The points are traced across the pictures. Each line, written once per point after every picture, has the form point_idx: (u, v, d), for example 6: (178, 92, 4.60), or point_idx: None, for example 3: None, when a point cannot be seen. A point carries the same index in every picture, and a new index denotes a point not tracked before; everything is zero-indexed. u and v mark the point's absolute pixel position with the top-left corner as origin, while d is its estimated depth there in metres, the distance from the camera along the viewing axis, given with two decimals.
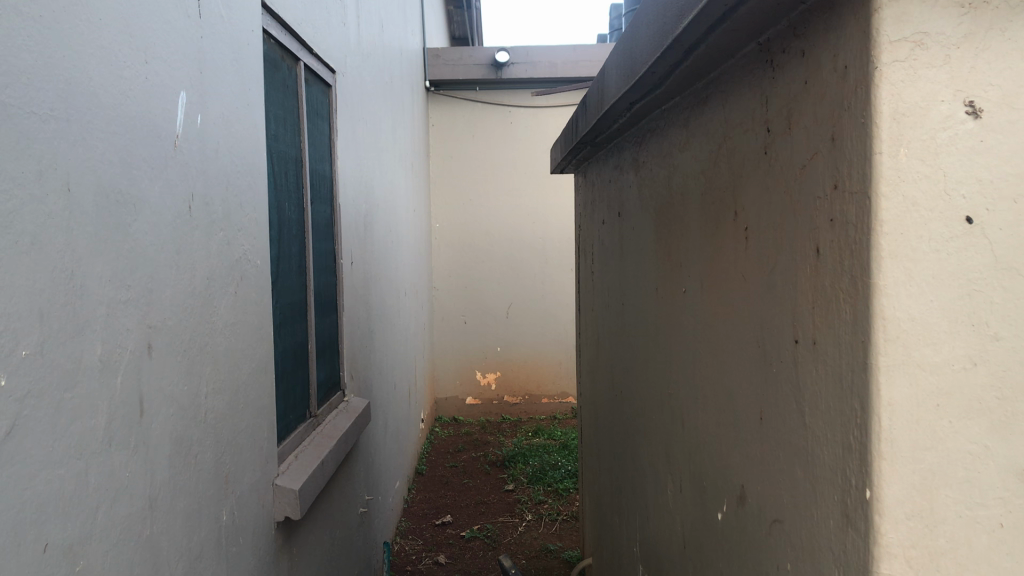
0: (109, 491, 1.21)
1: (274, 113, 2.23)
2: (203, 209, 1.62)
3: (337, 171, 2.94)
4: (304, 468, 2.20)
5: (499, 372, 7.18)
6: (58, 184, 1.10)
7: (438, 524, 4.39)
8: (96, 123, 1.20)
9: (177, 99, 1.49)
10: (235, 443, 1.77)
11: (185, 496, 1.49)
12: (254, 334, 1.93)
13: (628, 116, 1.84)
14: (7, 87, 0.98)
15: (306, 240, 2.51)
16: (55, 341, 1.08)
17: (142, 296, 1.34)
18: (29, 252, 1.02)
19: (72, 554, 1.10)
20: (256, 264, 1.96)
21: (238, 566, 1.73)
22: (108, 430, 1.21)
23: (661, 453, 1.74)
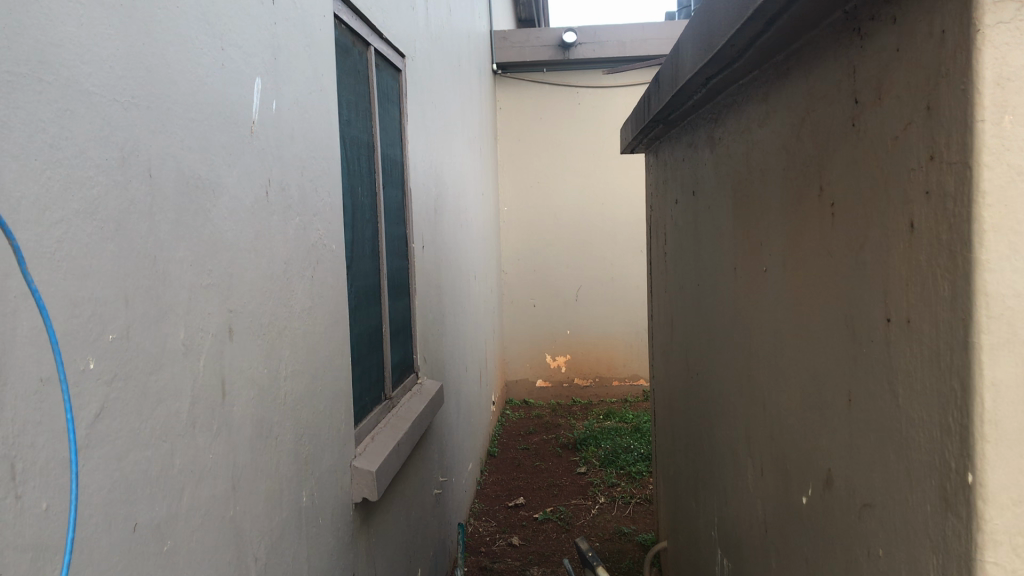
0: (194, 473, 1.23)
1: (346, 99, 2.24)
2: (280, 194, 1.64)
3: (407, 155, 2.95)
4: (380, 450, 2.21)
5: (569, 355, 7.16)
6: (141, 171, 1.11)
7: (511, 506, 4.41)
8: (176, 111, 1.22)
9: (252, 86, 1.51)
10: (314, 425, 1.79)
11: (266, 477, 1.51)
12: (331, 318, 1.95)
13: (703, 92, 1.81)
14: (90, 75, 1.00)
15: (379, 225, 2.53)
16: (140, 326, 1.10)
17: (223, 280, 1.37)
18: (114, 237, 1.04)
19: (160, 535, 1.13)
20: (332, 248, 1.98)
21: (318, 547, 1.76)
22: (192, 413, 1.24)
23: (739, 435, 1.72)
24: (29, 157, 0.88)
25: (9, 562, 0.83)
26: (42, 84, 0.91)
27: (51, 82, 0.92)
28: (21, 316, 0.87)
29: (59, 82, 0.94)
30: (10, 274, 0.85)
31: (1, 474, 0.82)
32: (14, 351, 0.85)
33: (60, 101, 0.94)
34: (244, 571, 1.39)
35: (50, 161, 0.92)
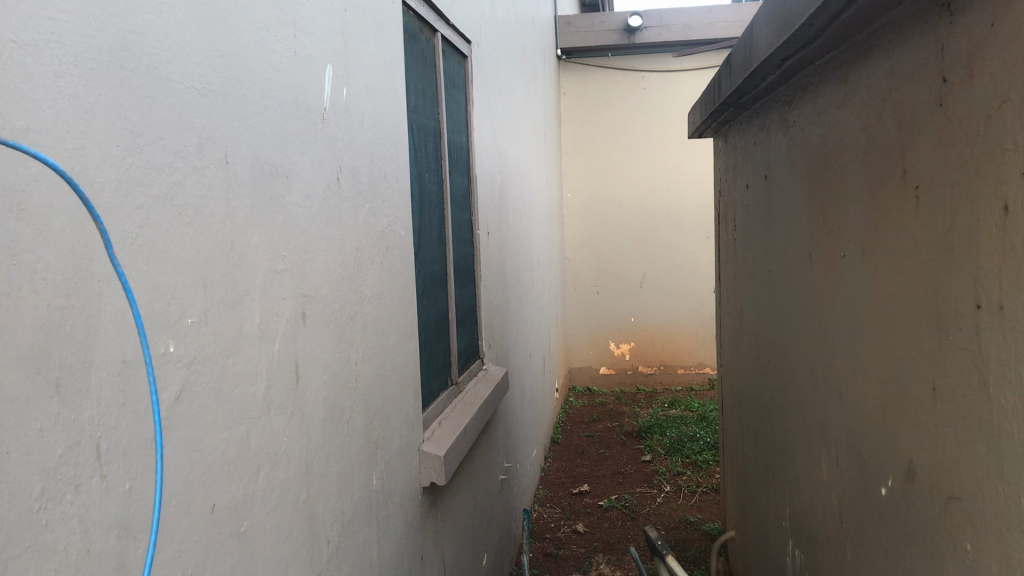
0: (269, 455, 1.25)
1: (414, 86, 2.25)
2: (351, 181, 1.65)
3: (473, 141, 2.95)
4: (447, 436, 2.22)
5: (633, 343, 7.12)
6: (218, 158, 1.13)
7: (575, 493, 4.41)
8: (251, 98, 1.23)
9: (324, 72, 1.52)
10: (384, 409, 1.81)
11: (338, 461, 1.53)
12: (399, 303, 1.96)
13: (777, 74, 1.77)
14: (169, 62, 1.01)
15: (445, 211, 2.53)
16: (218, 310, 1.12)
17: (297, 265, 1.38)
18: (192, 224, 1.06)
19: (237, 516, 1.15)
20: (400, 235, 1.99)
21: (388, 530, 1.78)
22: (267, 396, 1.25)
23: (813, 424, 1.68)
24: (112, 143, 0.90)
25: (95, 540, 0.85)
26: (124, 71, 0.92)
27: (132, 70, 0.94)
28: (105, 300, 0.88)
29: (140, 69, 0.95)
30: (95, 258, 0.87)
31: (87, 455, 0.84)
32: (100, 333, 0.87)
33: (141, 88, 0.96)
34: (317, 552, 1.41)
35: (132, 148, 0.94)
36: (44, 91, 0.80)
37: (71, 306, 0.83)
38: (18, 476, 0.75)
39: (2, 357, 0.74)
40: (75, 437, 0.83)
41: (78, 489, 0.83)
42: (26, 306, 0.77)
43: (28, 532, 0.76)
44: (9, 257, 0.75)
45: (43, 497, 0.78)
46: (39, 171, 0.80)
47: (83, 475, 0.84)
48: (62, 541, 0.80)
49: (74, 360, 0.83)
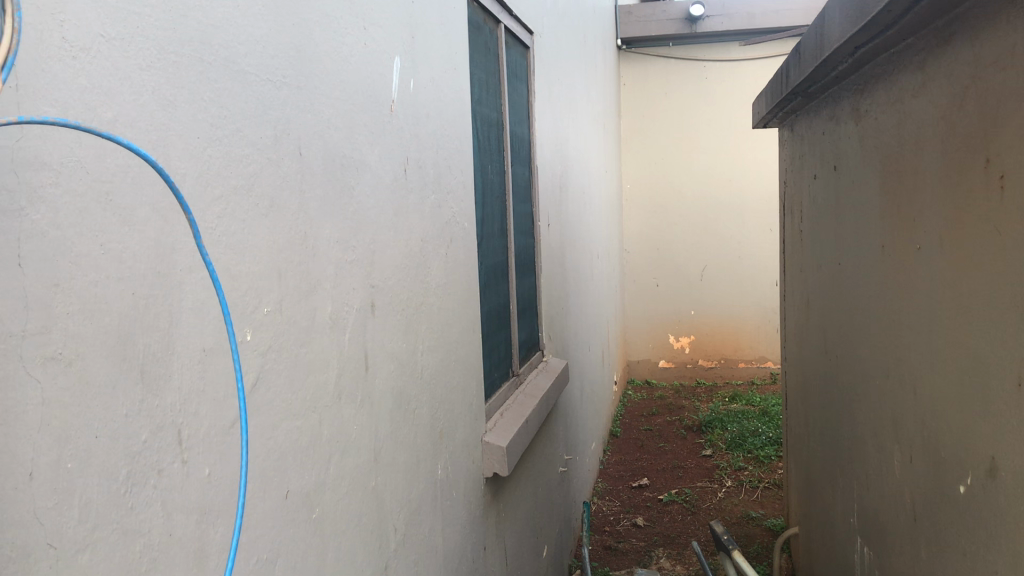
0: (339, 444, 1.27)
1: (478, 77, 2.25)
2: (417, 172, 1.66)
3: (535, 132, 2.94)
4: (509, 427, 2.23)
5: (693, 336, 7.04)
6: (291, 150, 1.14)
7: (635, 487, 4.39)
8: (323, 90, 1.24)
9: (392, 64, 1.53)
10: (448, 400, 1.82)
11: (405, 449, 1.54)
12: (463, 294, 1.97)
13: (849, 62, 1.73)
14: (246, 55, 1.03)
15: (508, 202, 2.54)
16: (291, 300, 1.13)
17: (366, 257, 1.40)
18: (267, 215, 1.07)
19: (309, 502, 1.16)
20: (464, 226, 1.99)
21: (453, 519, 1.79)
22: (337, 385, 1.27)
23: (886, 419, 1.65)
24: (192, 136, 0.92)
25: (176, 524, 0.87)
26: (203, 64, 0.94)
27: (211, 62, 0.95)
28: (187, 289, 0.90)
29: (218, 62, 0.97)
30: (177, 247, 0.89)
31: (168, 441, 0.86)
32: (182, 322, 0.89)
33: (220, 81, 0.97)
34: (384, 540, 1.42)
35: (211, 139, 0.95)
36: (129, 83, 0.82)
37: (155, 294, 0.85)
38: (105, 461, 0.77)
39: (92, 343, 0.76)
40: (157, 423, 0.84)
41: (160, 474, 0.85)
42: (114, 293, 0.79)
43: (114, 515, 0.78)
44: (97, 246, 0.77)
45: (128, 481, 0.80)
46: (125, 162, 0.81)
47: (165, 460, 0.86)
48: (146, 524, 0.82)
49: (157, 347, 0.85)
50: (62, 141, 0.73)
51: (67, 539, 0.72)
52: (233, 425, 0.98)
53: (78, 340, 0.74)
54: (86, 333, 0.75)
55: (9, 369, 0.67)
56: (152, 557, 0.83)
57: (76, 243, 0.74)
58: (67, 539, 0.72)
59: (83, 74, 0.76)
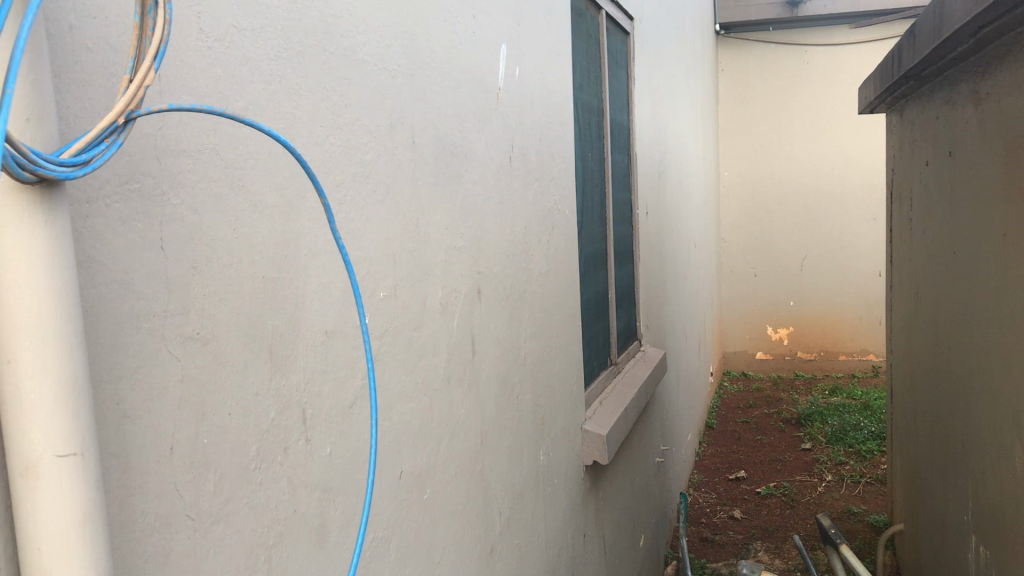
0: (448, 427, 1.29)
1: (580, 64, 2.25)
2: (522, 160, 1.67)
3: (634, 119, 2.92)
4: (609, 415, 2.23)
5: (792, 327, 6.89)
6: (406, 138, 1.16)
7: (731, 480, 4.33)
8: (434, 77, 1.26)
9: (499, 52, 1.53)
10: (550, 387, 1.82)
11: (509, 435, 1.56)
12: (565, 281, 1.97)
13: (970, 43, 1.66)
14: (365, 44, 1.05)
15: (607, 189, 2.53)
16: (405, 285, 1.16)
17: (473, 243, 1.41)
18: (384, 201, 1.10)
19: (421, 484, 1.19)
20: (566, 214, 2.00)
21: (554, 505, 1.80)
22: (447, 369, 1.29)
23: (1005, 414, 1.59)
24: (316, 124, 0.94)
25: (301, 501, 0.90)
26: (325, 54, 0.96)
27: (332, 51, 0.98)
28: (310, 273, 0.93)
29: (339, 52, 0.99)
30: (301, 233, 0.91)
31: (293, 420, 0.89)
32: (306, 305, 0.92)
33: (340, 70, 0.99)
34: (490, 523, 1.44)
35: (332, 127, 0.98)
36: (259, 73, 0.84)
37: (282, 278, 0.88)
38: (236, 437, 0.80)
39: (226, 324, 0.79)
40: (284, 402, 0.87)
41: (286, 451, 0.88)
42: (245, 276, 0.82)
43: (245, 490, 0.81)
44: (230, 230, 0.80)
45: (258, 457, 0.83)
46: (256, 150, 0.84)
47: (291, 438, 0.89)
48: (273, 499, 0.85)
49: (284, 328, 0.88)
50: (199, 128, 0.76)
51: (204, 511, 0.75)
52: (352, 405, 1.01)
53: (214, 320, 0.77)
54: (221, 314, 0.78)
55: (154, 348, 0.70)
56: (279, 531, 0.86)
57: (212, 227, 0.77)
58: (204, 511, 0.75)
59: (218, 64, 0.79)
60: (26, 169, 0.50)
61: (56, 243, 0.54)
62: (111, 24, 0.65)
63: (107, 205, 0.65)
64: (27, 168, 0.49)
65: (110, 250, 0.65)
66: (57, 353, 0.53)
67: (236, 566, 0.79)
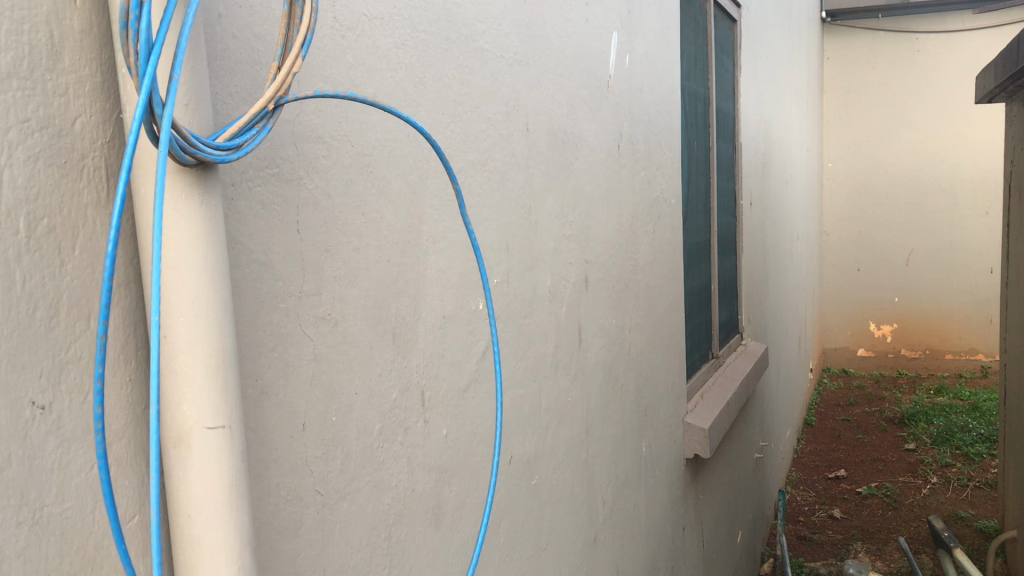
0: (555, 415, 1.29)
1: (688, 52, 2.22)
2: (630, 149, 1.66)
3: (739, 108, 2.87)
4: (710, 408, 2.20)
5: (897, 325, 6.66)
6: (520, 126, 1.17)
7: (831, 479, 4.24)
8: (549, 66, 1.26)
9: (610, 40, 1.53)
10: (653, 378, 1.81)
11: (613, 425, 1.55)
12: (669, 271, 1.95)
13: None
14: (484, 32, 1.06)
15: (712, 179, 2.49)
16: (517, 272, 1.17)
17: (582, 231, 1.41)
18: (498, 189, 1.11)
19: (529, 469, 1.20)
20: (672, 203, 1.98)
21: (655, 497, 1.79)
22: (555, 357, 1.30)
23: None
24: (438, 111, 0.96)
25: (419, 481, 0.92)
26: (448, 42, 0.98)
27: (454, 39, 0.99)
28: (430, 259, 0.94)
29: (461, 39, 1.00)
30: (423, 218, 0.93)
31: (413, 401, 0.91)
32: (426, 291, 0.93)
33: (461, 58, 1.00)
34: (594, 512, 1.44)
35: (453, 114, 0.99)
36: (387, 60, 0.86)
37: (405, 262, 0.89)
38: (362, 416, 0.82)
39: (353, 306, 0.81)
40: (405, 383, 0.89)
41: (407, 431, 0.89)
42: (372, 260, 0.84)
43: (368, 467, 0.83)
44: (359, 215, 0.82)
45: (381, 435, 0.85)
46: (383, 136, 0.86)
47: (411, 419, 0.90)
48: (394, 478, 0.87)
49: (406, 311, 0.90)
50: (332, 114, 0.78)
51: (332, 487, 0.78)
52: (467, 388, 1.03)
53: (343, 302, 0.79)
54: (350, 296, 0.80)
55: (290, 327, 0.72)
56: (399, 509, 0.88)
57: (343, 211, 0.79)
58: (331, 487, 0.78)
59: (350, 52, 0.80)
60: (187, 152, 0.52)
61: (211, 225, 0.56)
62: (255, 14, 0.68)
63: (250, 187, 0.68)
64: (187, 151, 0.52)
65: (252, 231, 0.68)
66: (211, 330, 0.56)
67: (359, 542, 0.82)
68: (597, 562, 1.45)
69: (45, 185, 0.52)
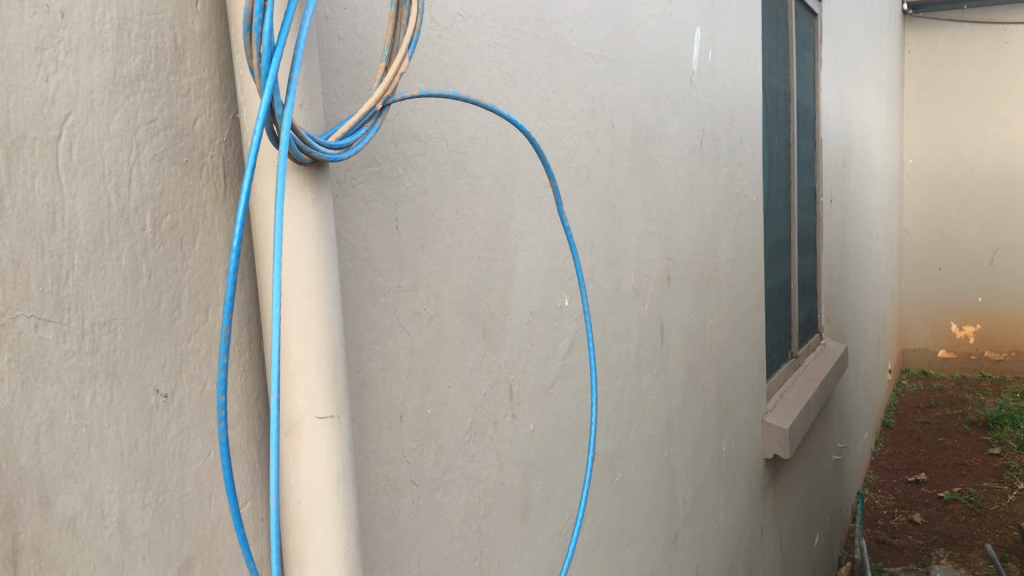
0: (638, 413, 1.29)
1: (769, 47, 2.19)
2: (712, 145, 1.65)
3: (820, 103, 2.82)
4: (790, 408, 2.17)
5: (980, 325, 6.43)
6: (606, 123, 1.17)
7: (911, 483, 4.14)
8: (634, 63, 1.26)
9: (694, 35, 1.52)
10: (733, 376, 1.80)
11: (694, 423, 1.55)
12: (750, 269, 1.93)
13: None
14: (572, 30, 1.06)
15: (792, 176, 2.45)
16: (602, 269, 1.17)
17: (665, 228, 1.41)
18: (584, 186, 1.11)
19: (612, 466, 1.20)
20: (753, 200, 1.95)
21: (734, 497, 1.77)
22: (638, 354, 1.29)
23: None
24: (527, 109, 0.97)
25: (507, 475, 0.93)
26: (538, 40, 0.98)
27: (544, 37, 0.99)
28: (519, 255, 0.96)
29: (550, 37, 1.01)
30: (512, 215, 0.94)
31: (502, 396, 0.92)
32: (515, 287, 0.95)
33: (551, 56, 1.01)
34: (674, 509, 1.44)
35: (542, 112, 1.00)
36: (481, 59, 0.87)
37: (495, 258, 0.90)
38: (454, 410, 0.83)
39: (447, 300, 0.82)
40: (494, 377, 0.90)
41: (496, 425, 0.91)
42: (465, 256, 0.85)
43: (461, 460, 0.84)
44: (453, 211, 0.83)
45: (472, 429, 0.86)
46: (475, 134, 0.87)
47: (500, 413, 0.91)
48: (484, 471, 0.89)
49: (497, 307, 0.91)
50: (429, 113, 0.79)
51: (426, 478, 0.79)
52: (553, 384, 1.03)
53: (438, 297, 0.81)
54: (444, 292, 0.82)
55: (389, 321, 0.74)
56: (488, 503, 0.89)
57: (438, 208, 0.81)
58: (426, 478, 0.79)
59: (446, 51, 0.82)
60: (303, 151, 0.53)
61: (322, 222, 0.58)
62: (359, 15, 0.69)
63: (353, 185, 0.69)
64: (303, 150, 0.53)
65: (355, 228, 0.70)
66: (321, 322, 0.57)
67: (451, 533, 0.83)
68: (678, 560, 1.45)
69: (169, 182, 0.54)
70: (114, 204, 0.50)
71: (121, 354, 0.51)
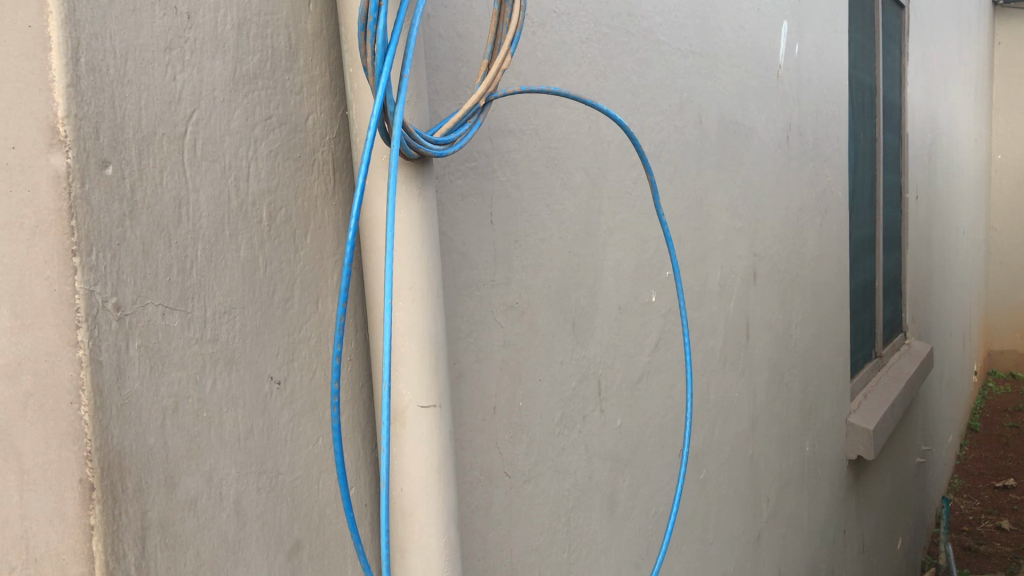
0: (723, 409, 1.28)
1: (855, 39, 2.15)
2: (798, 140, 1.62)
3: (907, 97, 2.75)
4: (874, 409, 2.13)
5: None
6: (694, 118, 1.17)
7: (998, 488, 4.01)
8: (722, 57, 1.25)
9: (781, 28, 1.49)
10: (818, 375, 1.77)
11: (778, 421, 1.53)
12: (835, 267, 1.90)
13: None
14: (661, 25, 1.06)
15: (878, 171, 2.40)
16: (689, 264, 1.16)
17: (751, 224, 1.39)
18: (672, 181, 1.11)
19: (697, 463, 1.20)
20: (838, 197, 1.92)
21: (818, 497, 1.75)
22: (723, 351, 1.29)
23: None
24: (617, 105, 0.97)
25: (595, 469, 0.94)
26: (628, 36, 0.99)
27: (634, 33, 0.99)
28: (609, 251, 0.96)
29: (640, 32, 1.01)
30: (602, 210, 0.94)
31: (591, 390, 0.92)
32: (604, 283, 0.95)
33: (640, 52, 1.01)
34: (758, 508, 1.42)
35: (632, 107, 1.00)
36: (573, 55, 0.88)
37: (585, 253, 0.91)
38: (545, 403, 0.84)
39: (539, 294, 0.83)
40: (583, 372, 0.91)
41: (585, 419, 0.91)
42: (556, 250, 0.86)
43: (551, 453, 0.85)
44: (545, 206, 0.84)
45: (562, 422, 0.87)
46: (567, 130, 0.88)
47: (588, 408, 0.92)
48: (573, 464, 0.89)
49: (586, 301, 0.91)
50: (523, 109, 0.80)
51: (518, 469, 0.80)
52: (640, 380, 1.03)
53: (530, 291, 0.82)
54: (535, 285, 0.83)
55: (484, 314, 0.75)
56: (577, 496, 0.90)
57: (531, 203, 0.82)
58: (518, 469, 0.80)
59: (540, 47, 0.83)
60: (411, 147, 0.55)
61: (427, 215, 0.59)
62: (459, 13, 0.70)
63: (452, 180, 0.71)
64: (412, 147, 0.55)
65: (453, 222, 0.71)
66: (425, 313, 0.59)
67: (542, 524, 0.84)
68: (761, 560, 1.43)
69: (282, 177, 0.56)
70: (234, 198, 0.52)
71: (238, 342, 0.52)
